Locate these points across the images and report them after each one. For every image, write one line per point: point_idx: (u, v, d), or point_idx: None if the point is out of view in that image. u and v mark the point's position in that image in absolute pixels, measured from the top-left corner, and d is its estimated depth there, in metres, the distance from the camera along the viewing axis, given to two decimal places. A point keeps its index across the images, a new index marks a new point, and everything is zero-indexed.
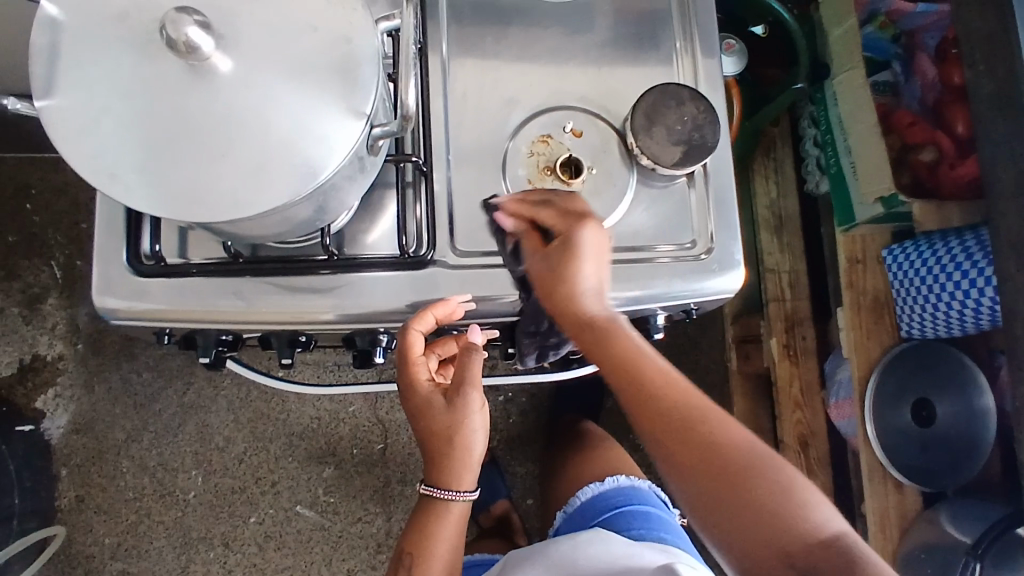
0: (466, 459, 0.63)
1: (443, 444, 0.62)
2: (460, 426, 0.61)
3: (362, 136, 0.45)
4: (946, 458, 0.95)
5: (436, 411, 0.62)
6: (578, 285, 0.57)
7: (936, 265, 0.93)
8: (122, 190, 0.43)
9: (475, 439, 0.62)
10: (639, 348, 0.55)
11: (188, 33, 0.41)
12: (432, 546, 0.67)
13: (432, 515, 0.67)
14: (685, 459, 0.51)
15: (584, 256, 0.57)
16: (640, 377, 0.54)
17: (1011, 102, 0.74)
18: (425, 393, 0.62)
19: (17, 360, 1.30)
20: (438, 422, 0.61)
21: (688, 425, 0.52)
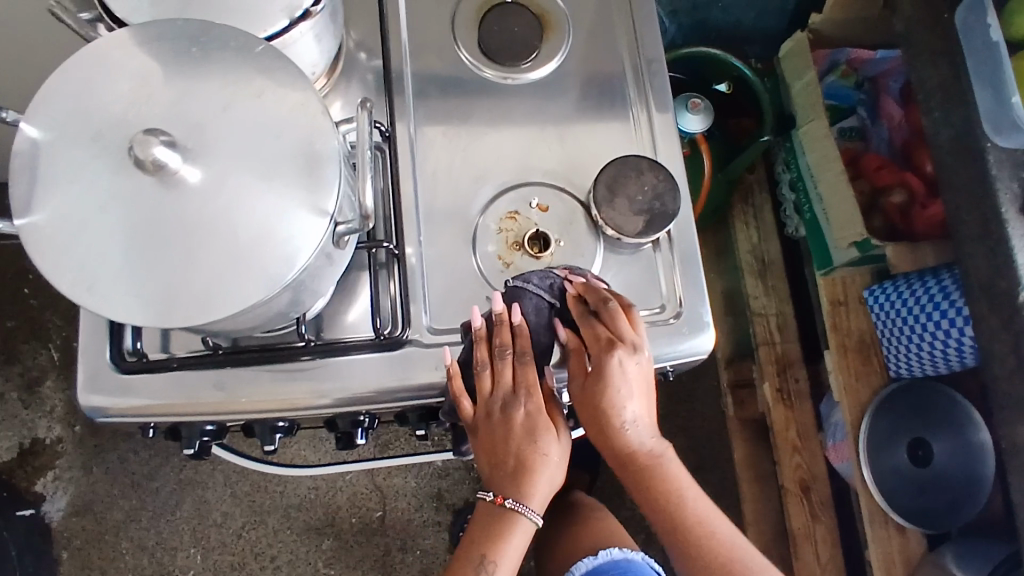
0: (550, 469, 0.56)
1: (529, 449, 0.56)
2: (549, 432, 0.56)
3: (326, 233, 0.47)
4: (944, 497, 0.95)
5: (546, 426, 0.56)
6: (623, 413, 0.57)
7: (916, 306, 0.93)
8: (99, 300, 0.45)
9: (564, 457, 0.57)
10: (670, 465, 0.60)
11: (155, 152, 0.44)
12: (501, 557, 0.57)
13: (500, 525, 0.57)
14: (693, 561, 0.60)
15: (623, 383, 0.57)
16: (662, 496, 0.59)
17: (967, 146, 0.76)
18: (540, 416, 0.56)
19: (18, 444, 1.31)
20: (545, 445, 0.56)
21: (701, 530, 0.60)
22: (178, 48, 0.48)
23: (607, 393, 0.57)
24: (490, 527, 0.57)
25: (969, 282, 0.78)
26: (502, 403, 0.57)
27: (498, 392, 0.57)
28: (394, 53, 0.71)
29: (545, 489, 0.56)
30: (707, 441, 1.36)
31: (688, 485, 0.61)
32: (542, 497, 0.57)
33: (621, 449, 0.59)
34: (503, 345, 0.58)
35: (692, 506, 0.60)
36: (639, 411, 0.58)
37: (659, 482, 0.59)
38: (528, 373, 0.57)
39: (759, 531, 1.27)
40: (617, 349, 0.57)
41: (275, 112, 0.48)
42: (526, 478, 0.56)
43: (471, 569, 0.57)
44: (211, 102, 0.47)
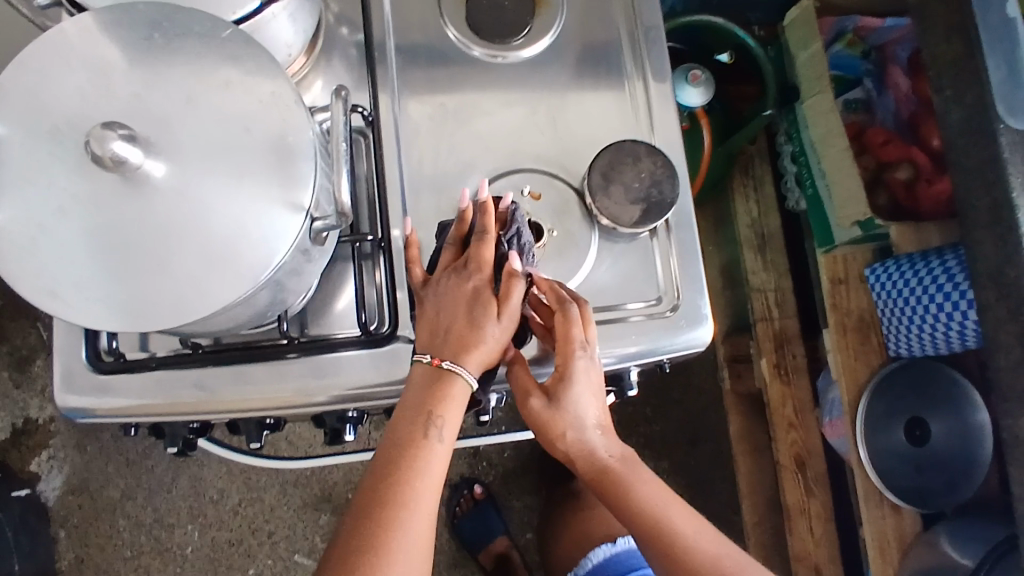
0: (481, 349, 0.55)
1: (469, 326, 0.55)
2: (490, 317, 0.55)
3: (301, 232, 0.45)
4: (942, 477, 0.94)
5: (485, 306, 0.55)
6: (575, 395, 0.57)
7: (919, 287, 0.90)
8: (64, 308, 0.43)
9: (496, 346, 0.56)
10: (631, 476, 0.58)
11: (113, 148, 0.40)
12: (445, 414, 0.53)
13: (441, 390, 0.54)
14: (662, 561, 0.57)
15: (579, 381, 0.57)
16: (628, 496, 0.57)
17: (981, 125, 0.72)
18: (483, 298, 0.55)
19: (10, 424, 1.30)
20: (478, 330, 0.55)
21: (661, 530, 0.57)
22: (139, 39, 0.45)
23: (561, 383, 0.57)
24: (430, 388, 0.54)
25: (975, 268, 0.75)
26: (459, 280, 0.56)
27: (443, 276, 0.57)
28: (377, 29, 0.67)
29: (471, 356, 0.54)
30: (704, 415, 1.35)
31: (653, 491, 0.58)
32: (480, 363, 0.55)
33: (576, 447, 0.59)
34: (484, 229, 0.56)
35: (654, 509, 0.57)
36: (590, 405, 0.58)
37: (620, 485, 0.58)
38: (484, 253, 0.56)
39: (754, 504, 1.28)
40: (579, 351, 0.57)
41: (240, 107, 0.45)
42: (462, 344, 0.54)
43: (418, 417, 0.53)
44: (175, 95, 0.44)
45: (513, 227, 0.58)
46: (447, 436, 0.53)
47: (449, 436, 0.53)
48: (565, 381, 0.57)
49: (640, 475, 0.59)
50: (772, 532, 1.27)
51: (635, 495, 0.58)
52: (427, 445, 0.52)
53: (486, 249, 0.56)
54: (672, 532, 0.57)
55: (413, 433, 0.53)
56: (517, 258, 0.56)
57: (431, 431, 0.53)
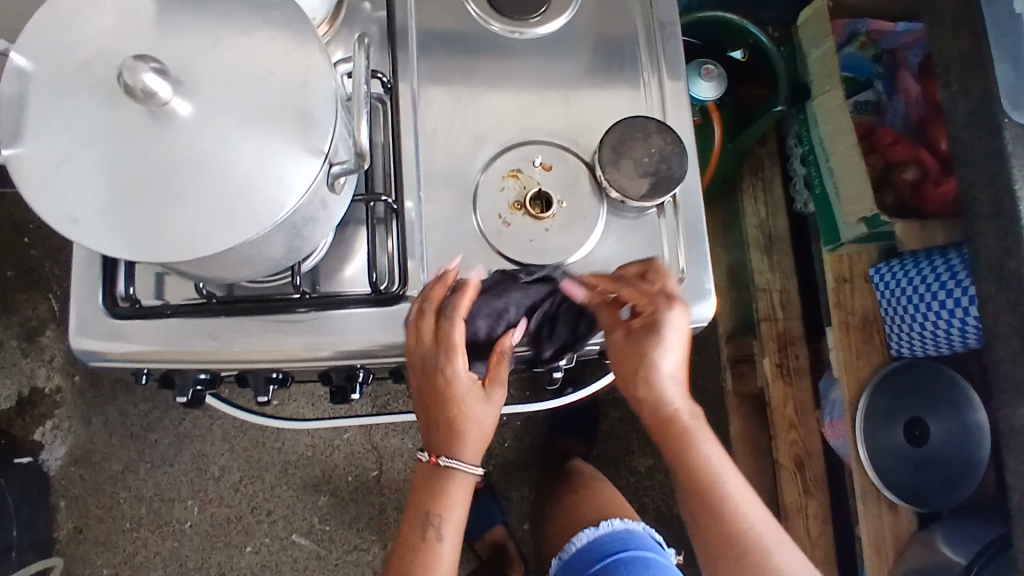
0: (476, 429, 0.58)
1: (455, 412, 0.57)
2: (476, 398, 0.58)
3: (316, 175, 0.46)
4: (939, 477, 0.94)
5: (469, 389, 0.57)
6: (661, 353, 0.59)
7: (922, 285, 0.91)
8: (83, 234, 0.43)
9: (489, 418, 0.59)
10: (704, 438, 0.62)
11: (145, 79, 0.42)
12: (446, 513, 0.61)
13: (438, 487, 0.60)
14: (711, 526, 0.61)
15: (666, 336, 0.59)
16: (686, 454, 0.62)
17: (986, 118, 0.73)
18: (465, 385, 0.57)
19: (16, 393, 1.32)
20: (472, 410, 0.58)
21: (712, 491, 0.61)
22: None
23: (651, 337, 0.59)
24: (432, 485, 0.61)
25: (977, 261, 0.76)
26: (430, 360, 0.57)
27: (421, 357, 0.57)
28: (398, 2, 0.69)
29: (469, 442, 0.58)
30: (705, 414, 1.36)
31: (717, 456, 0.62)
32: (476, 451, 0.60)
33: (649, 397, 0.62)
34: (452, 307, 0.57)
35: (709, 470, 0.61)
36: (672, 362, 0.60)
37: (682, 443, 0.62)
38: (455, 339, 0.56)
39: None
40: (673, 304, 0.59)
41: (266, 54, 0.46)
42: (455, 435, 0.58)
43: (420, 521, 0.61)
44: (202, 38, 0.46)
45: (503, 306, 0.60)
46: (446, 535, 0.61)
47: (448, 533, 0.61)
48: (655, 334, 0.59)
49: (703, 432, 0.62)
50: None
51: (696, 454, 0.62)
52: (432, 546, 0.61)
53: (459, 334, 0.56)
54: (730, 499, 0.61)
55: (415, 533, 0.61)
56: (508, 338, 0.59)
57: (431, 532, 0.61)
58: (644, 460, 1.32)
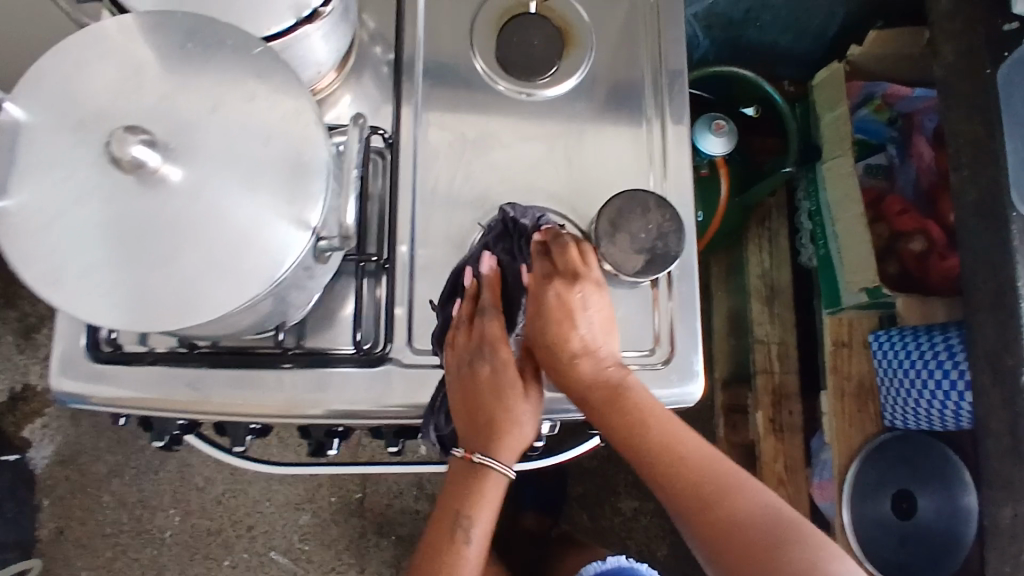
0: (519, 428, 0.56)
1: (499, 411, 0.56)
2: (518, 391, 0.56)
3: (304, 250, 0.45)
4: (923, 555, 0.92)
5: (512, 381, 0.56)
6: (574, 330, 0.54)
7: (920, 361, 0.89)
8: (64, 296, 0.43)
9: (533, 416, 0.57)
10: (636, 392, 0.55)
11: (132, 151, 0.41)
12: (477, 513, 0.56)
13: (469, 480, 0.56)
14: (667, 481, 0.52)
15: (577, 311, 0.54)
16: (627, 416, 0.53)
17: (993, 209, 0.72)
18: (509, 373, 0.56)
19: (9, 388, 1.32)
20: (516, 401, 0.56)
21: (666, 450, 0.52)
22: (171, 46, 0.46)
23: (555, 322, 0.54)
24: (464, 480, 0.56)
25: (974, 352, 0.75)
26: (476, 363, 0.56)
27: (458, 353, 0.57)
28: (408, 52, 0.68)
29: (514, 437, 0.55)
30: None
31: (655, 405, 0.55)
32: (514, 452, 0.56)
33: (574, 372, 0.55)
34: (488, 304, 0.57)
35: (656, 428, 0.53)
36: (592, 329, 0.55)
37: (619, 403, 0.54)
38: (497, 327, 0.57)
39: None
40: (580, 285, 0.55)
41: (262, 122, 0.46)
42: (499, 431, 0.55)
43: (448, 522, 0.56)
44: (201, 102, 0.45)
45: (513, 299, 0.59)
46: (477, 534, 0.56)
47: (479, 534, 0.56)
48: (559, 314, 0.54)
49: (642, 391, 0.55)
50: None
51: (638, 413, 0.54)
52: (461, 546, 0.55)
53: (495, 320, 0.57)
54: (677, 444, 0.53)
55: (443, 534, 0.56)
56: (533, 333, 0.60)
57: (460, 532, 0.56)
58: (630, 503, 1.31)
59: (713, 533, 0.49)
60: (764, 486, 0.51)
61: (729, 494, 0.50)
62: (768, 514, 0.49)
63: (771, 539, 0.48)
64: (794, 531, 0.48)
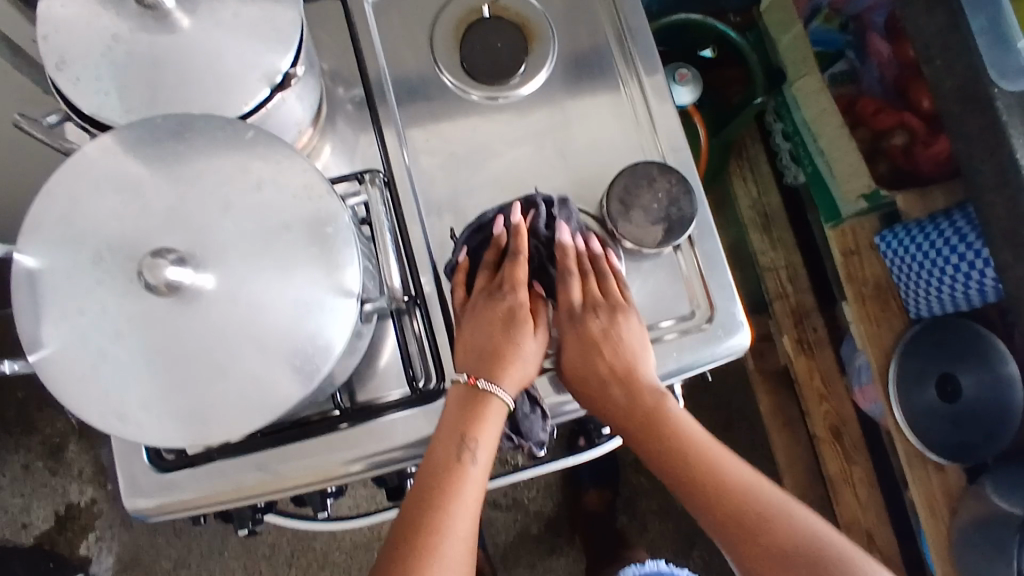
0: (520, 362, 0.58)
1: (508, 342, 0.57)
2: (526, 332, 0.58)
3: (354, 315, 0.46)
4: (980, 431, 0.91)
5: (525, 325, 0.59)
6: (614, 338, 0.59)
7: (932, 250, 0.89)
8: (136, 428, 0.44)
9: (534, 358, 0.59)
10: (675, 414, 0.58)
11: (167, 274, 0.43)
12: (480, 435, 0.55)
13: (474, 407, 0.56)
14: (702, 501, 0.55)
15: (622, 324, 0.60)
16: (673, 437, 0.57)
17: (974, 93, 0.74)
18: (523, 314, 0.59)
19: (53, 512, 1.30)
20: (521, 340, 0.58)
21: (709, 473, 0.56)
22: (167, 151, 0.47)
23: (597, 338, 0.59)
24: (465, 404, 0.56)
25: (989, 231, 0.77)
26: (495, 301, 0.59)
27: (484, 293, 0.60)
28: (377, 87, 0.68)
29: (514, 371, 0.57)
30: (732, 397, 1.38)
31: (693, 428, 0.58)
32: (515, 381, 0.57)
33: (616, 396, 0.59)
34: (518, 251, 0.59)
35: (697, 446, 0.57)
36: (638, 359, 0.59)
37: (661, 428, 0.57)
38: (518, 273, 0.59)
39: (796, 478, 1.27)
40: (623, 312, 0.60)
41: (273, 208, 0.47)
42: (501, 359, 0.57)
43: (451, 444, 0.55)
44: (211, 206, 0.46)
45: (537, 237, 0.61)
46: (481, 458, 0.55)
47: (480, 461, 0.55)
48: (608, 337, 0.59)
49: (682, 415, 0.58)
50: (817, 502, 1.26)
51: (679, 436, 0.57)
52: (462, 467, 0.54)
53: (519, 263, 0.59)
54: (718, 464, 0.56)
55: (446, 458, 0.54)
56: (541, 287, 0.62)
57: (464, 455, 0.54)
58: None
59: (761, 554, 0.53)
60: (805, 507, 0.55)
61: (773, 516, 0.54)
62: (812, 534, 0.53)
63: (814, 560, 0.51)
64: (834, 555, 0.51)
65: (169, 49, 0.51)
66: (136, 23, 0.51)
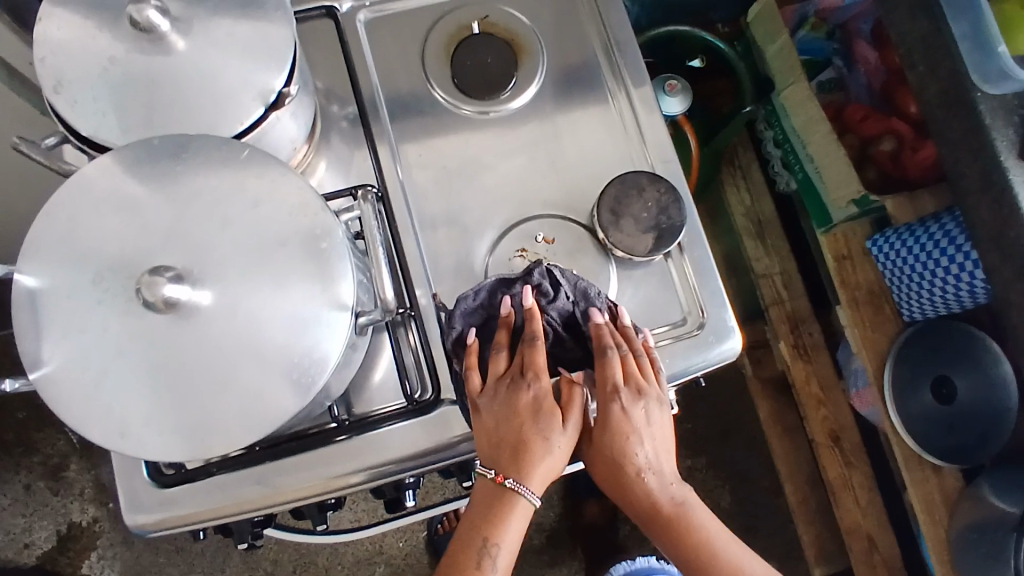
0: (547, 457, 0.57)
1: (534, 435, 0.57)
2: (555, 425, 0.57)
3: (350, 327, 0.47)
4: (974, 432, 0.91)
5: (548, 416, 0.57)
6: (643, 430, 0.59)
7: (921, 253, 0.90)
8: (136, 444, 0.45)
9: (563, 450, 0.58)
10: (696, 512, 0.59)
11: (164, 291, 0.44)
12: (501, 540, 0.56)
13: (498, 509, 0.56)
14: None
15: (647, 411, 0.59)
16: (699, 547, 0.58)
17: (956, 98, 0.75)
18: (547, 407, 0.57)
19: (55, 531, 1.30)
20: (546, 436, 0.57)
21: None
22: (163, 170, 0.48)
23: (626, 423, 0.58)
24: (489, 506, 0.57)
25: (976, 233, 0.78)
26: (516, 393, 0.57)
27: (501, 381, 0.58)
28: (370, 103, 0.69)
29: (540, 468, 0.56)
30: (731, 404, 1.38)
31: (714, 528, 0.60)
32: (540, 481, 0.57)
33: (644, 499, 0.59)
34: (535, 333, 0.58)
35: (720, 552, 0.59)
36: (659, 449, 0.59)
37: (688, 536, 0.58)
38: (538, 361, 0.57)
39: (796, 483, 1.27)
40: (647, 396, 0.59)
41: (268, 224, 0.48)
42: (527, 458, 0.56)
43: (473, 547, 0.56)
44: (207, 223, 0.47)
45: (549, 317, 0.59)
46: (501, 562, 0.56)
47: (503, 563, 0.56)
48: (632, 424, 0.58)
49: (707, 520, 0.59)
50: (818, 508, 1.25)
51: (705, 543, 0.59)
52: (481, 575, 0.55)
53: (537, 353, 0.57)
54: (741, 570, 0.59)
55: (465, 563, 0.56)
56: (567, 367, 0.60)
57: (485, 561, 0.56)
58: (682, 463, 1.36)
59: None
60: None
61: None
62: None
63: None
64: None
65: (164, 70, 0.53)
66: (132, 44, 0.52)
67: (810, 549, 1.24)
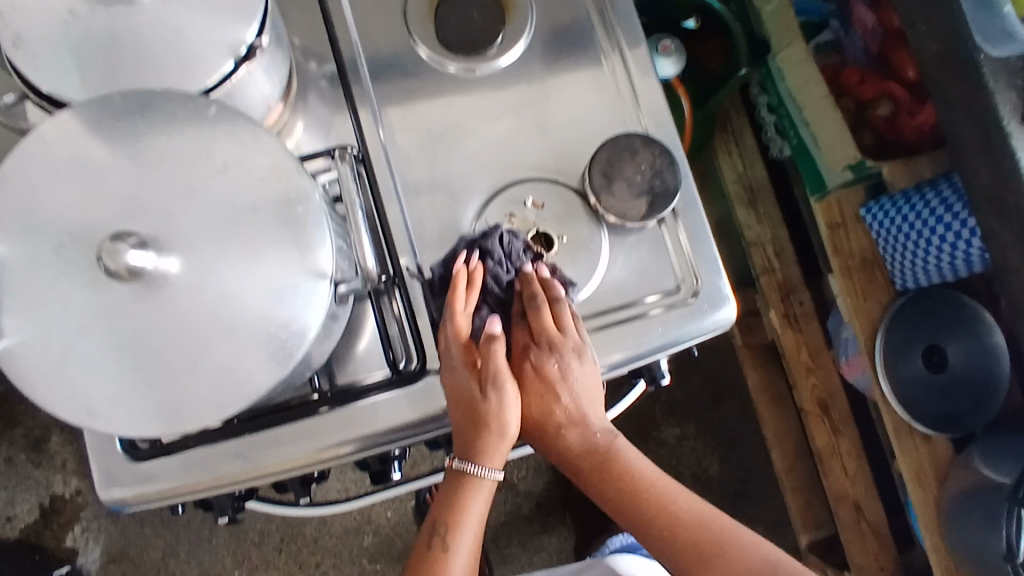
0: (492, 429, 0.55)
1: (472, 411, 0.56)
2: (478, 392, 0.55)
3: (330, 298, 0.45)
4: (967, 399, 0.91)
5: (468, 386, 0.55)
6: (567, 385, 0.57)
7: (919, 220, 0.88)
8: (102, 419, 0.43)
9: (505, 415, 0.56)
10: (629, 457, 0.60)
11: (128, 259, 0.41)
12: (458, 520, 0.56)
13: (453, 488, 0.57)
14: (661, 536, 0.57)
15: (569, 372, 0.57)
16: (629, 486, 0.58)
17: (961, 58, 0.73)
18: (466, 378, 0.55)
19: (38, 505, 1.29)
20: (474, 407, 0.56)
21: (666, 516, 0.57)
22: (127, 130, 0.45)
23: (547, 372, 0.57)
24: (449, 486, 0.57)
25: (975, 199, 0.76)
26: (444, 366, 0.56)
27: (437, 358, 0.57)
28: (349, 61, 0.66)
29: (482, 439, 0.55)
30: (720, 373, 1.38)
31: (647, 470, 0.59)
32: (495, 456, 0.56)
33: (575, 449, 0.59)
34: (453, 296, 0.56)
35: (652, 486, 0.58)
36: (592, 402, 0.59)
37: (618, 476, 0.59)
38: (458, 329, 0.55)
39: (784, 451, 1.27)
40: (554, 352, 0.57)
41: (241, 188, 0.45)
42: (470, 435, 0.56)
43: (430, 528, 0.56)
44: (175, 183, 0.45)
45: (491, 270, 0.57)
46: (461, 543, 0.56)
47: (465, 543, 0.56)
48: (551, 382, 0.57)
49: (634, 456, 0.60)
50: (805, 474, 1.26)
51: (636, 484, 0.58)
52: (444, 555, 0.55)
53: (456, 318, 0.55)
54: (673, 507, 0.58)
55: (423, 542, 0.56)
56: (495, 322, 0.56)
57: (439, 542, 0.56)
58: (671, 432, 1.36)
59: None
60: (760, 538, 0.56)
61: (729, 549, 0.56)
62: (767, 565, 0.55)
63: None
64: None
65: (125, 22, 0.49)
66: None
67: (797, 515, 1.25)
